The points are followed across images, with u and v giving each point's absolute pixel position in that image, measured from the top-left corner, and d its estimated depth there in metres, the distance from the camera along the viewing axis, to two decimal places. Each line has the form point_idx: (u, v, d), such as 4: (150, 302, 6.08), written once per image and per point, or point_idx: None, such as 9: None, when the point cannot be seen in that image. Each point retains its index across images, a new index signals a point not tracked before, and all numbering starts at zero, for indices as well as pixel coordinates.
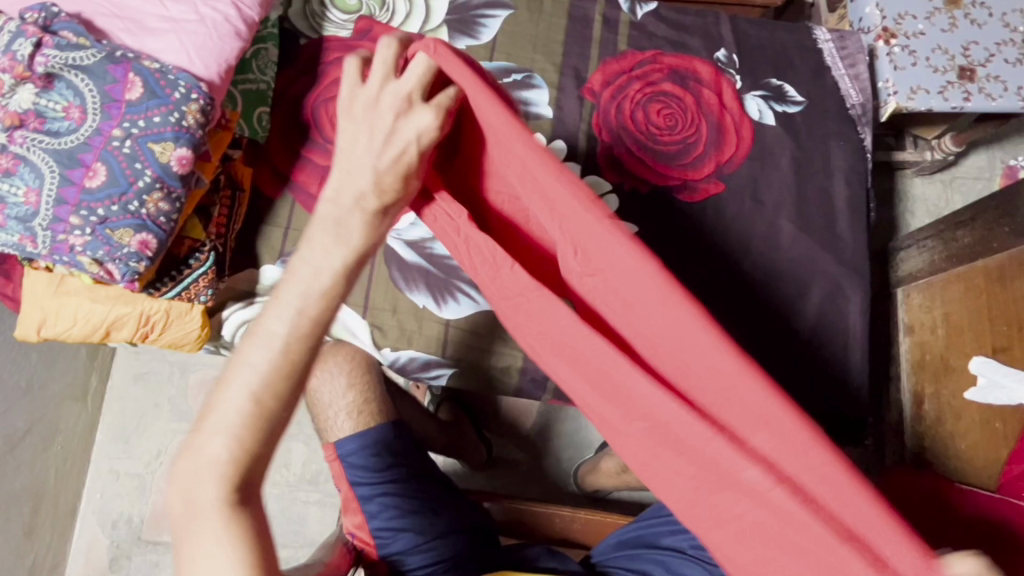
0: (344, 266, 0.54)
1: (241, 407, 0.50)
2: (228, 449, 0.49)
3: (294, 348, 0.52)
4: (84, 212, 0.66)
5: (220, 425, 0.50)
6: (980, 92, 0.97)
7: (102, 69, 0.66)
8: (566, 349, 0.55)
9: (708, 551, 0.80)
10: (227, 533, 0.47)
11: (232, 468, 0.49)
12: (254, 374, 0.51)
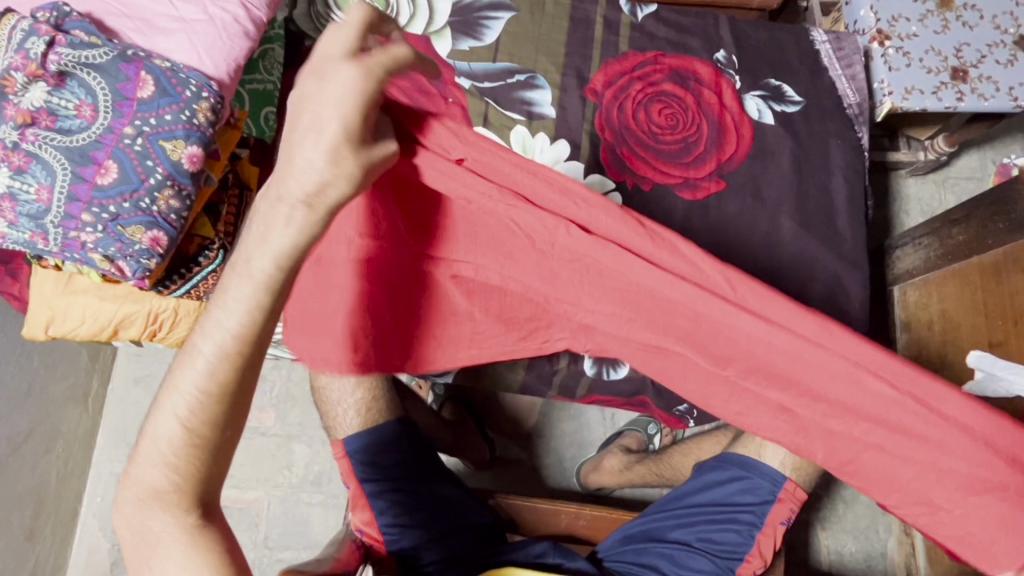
0: (272, 272, 0.47)
1: (175, 435, 0.48)
2: (167, 478, 0.48)
3: (221, 370, 0.48)
4: (96, 210, 0.66)
5: (154, 455, 0.49)
6: (973, 92, 0.98)
7: (114, 67, 0.67)
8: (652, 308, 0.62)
9: (714, 543, 0.82)
10: (187, 557, 0.48)
11: (176, 493, 0.49)
12: (182, 401, 0.48)
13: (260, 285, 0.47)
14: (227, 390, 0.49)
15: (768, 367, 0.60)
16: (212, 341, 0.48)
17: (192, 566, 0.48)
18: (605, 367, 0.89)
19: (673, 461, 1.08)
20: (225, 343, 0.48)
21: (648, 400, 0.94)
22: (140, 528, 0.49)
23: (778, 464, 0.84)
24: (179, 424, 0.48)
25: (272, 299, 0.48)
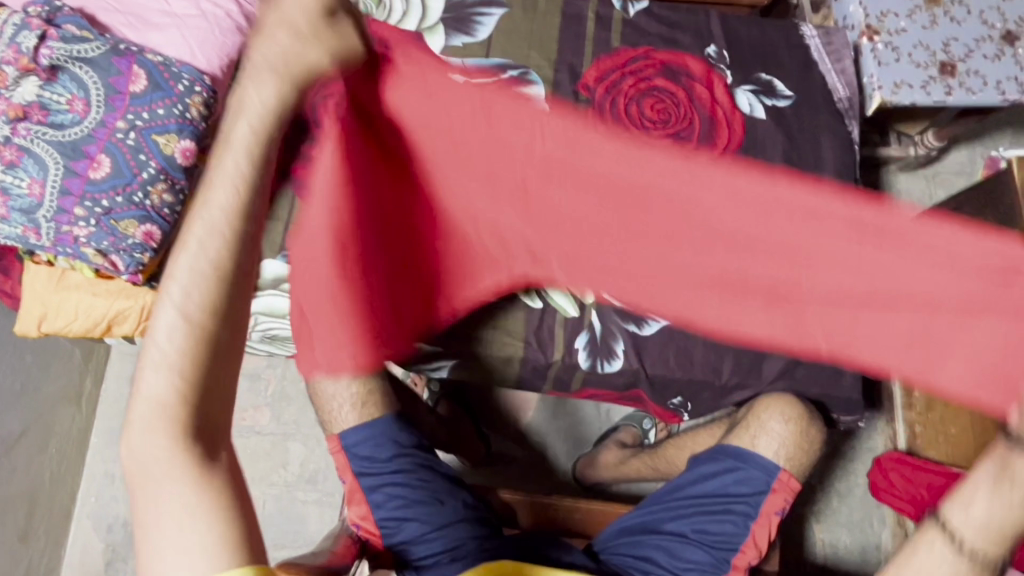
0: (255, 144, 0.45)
1: (177, 332, 0.41)
2: (173, 388, 0.41)
3: (220, 252, 0.43)
4: (89, 204, 0.66)
5: (156, 362, 0.41)
6: (961, 87, 0.99)
7: (107, 61, 0.67)
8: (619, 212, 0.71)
9: (710, 534, 0.82)
10: (202, 484, 0.41)
11: (183, 407, 0.42)
12: (181, 291, 0.42)
13: (252, 157, 0.44)
14: (228, 276, 0.43)
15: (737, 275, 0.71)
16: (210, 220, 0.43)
17: (208, 494, 0.41)
18: (600, 359, 0.88)
19: (668, 455, 1.07)
20: (225, 223, 0.43)
21: (642, 393, 0.93)
22: (140, 456, 0.41)
23: (772, 455, 0.85)
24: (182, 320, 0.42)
25: (261, 173, 0.45)
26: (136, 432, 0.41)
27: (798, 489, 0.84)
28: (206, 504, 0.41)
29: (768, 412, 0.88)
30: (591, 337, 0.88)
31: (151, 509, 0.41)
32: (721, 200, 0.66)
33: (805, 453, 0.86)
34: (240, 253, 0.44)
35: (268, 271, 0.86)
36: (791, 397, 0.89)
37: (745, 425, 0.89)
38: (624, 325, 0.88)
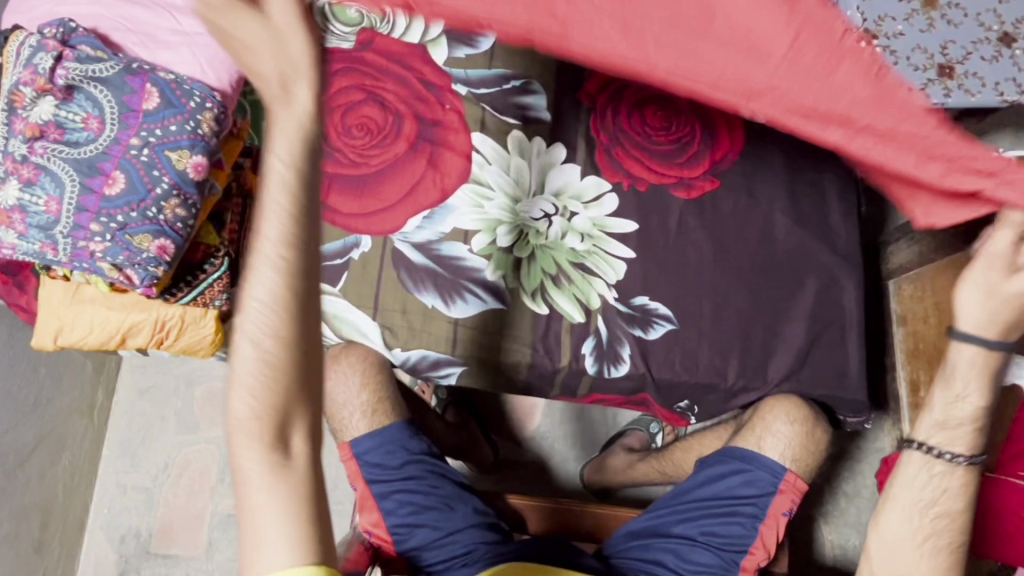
0: (292, 167, 0.49)
1: (252, 356, 0.49)
2: (250, 403, 0.50)
3: (283, 281, 0.49)
4: (105, 219, 0.68)
5: (239, 382, 0.50)
6: (960, 88, 0.96)
7: (121, 80, 0.69)
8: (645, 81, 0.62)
9: (718, 537, 0.83)
10: (275, 484, 0.51)
11: (258, 419, 0.50)
12: (252, 319, 0.49)
13: (290, 183, 0.49)
14: (296, 299, 0.49)
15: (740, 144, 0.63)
16: (269, 267, 0.48)
17: (279, 490, 0.51)
18: (606, 363, 0.89)
19: (674, 458, 1.07)
20: (283, 271, 0.48)
21: (649, 398, 0.93)
22: (240, 455, 0.51)
23: (778, 456, 0.86)
24: (265, 348, 0.49)
25: (302, 193, 0.49)
26: (236, 434, 0.51)
27: (805, 489, 0.85)
28: (281, 497, 0.51)
29: (773, 413, 0.88)
30: (597, 342, 0.89)
31: (247, 500, 0.51)
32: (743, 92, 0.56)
33: (811, 455, 0.87)
34: (298, 291, 0.50)
35: None
36: (795, 399, 0.89)
37: (750, 426, 0.89)
38: (629, 330, 0.89)
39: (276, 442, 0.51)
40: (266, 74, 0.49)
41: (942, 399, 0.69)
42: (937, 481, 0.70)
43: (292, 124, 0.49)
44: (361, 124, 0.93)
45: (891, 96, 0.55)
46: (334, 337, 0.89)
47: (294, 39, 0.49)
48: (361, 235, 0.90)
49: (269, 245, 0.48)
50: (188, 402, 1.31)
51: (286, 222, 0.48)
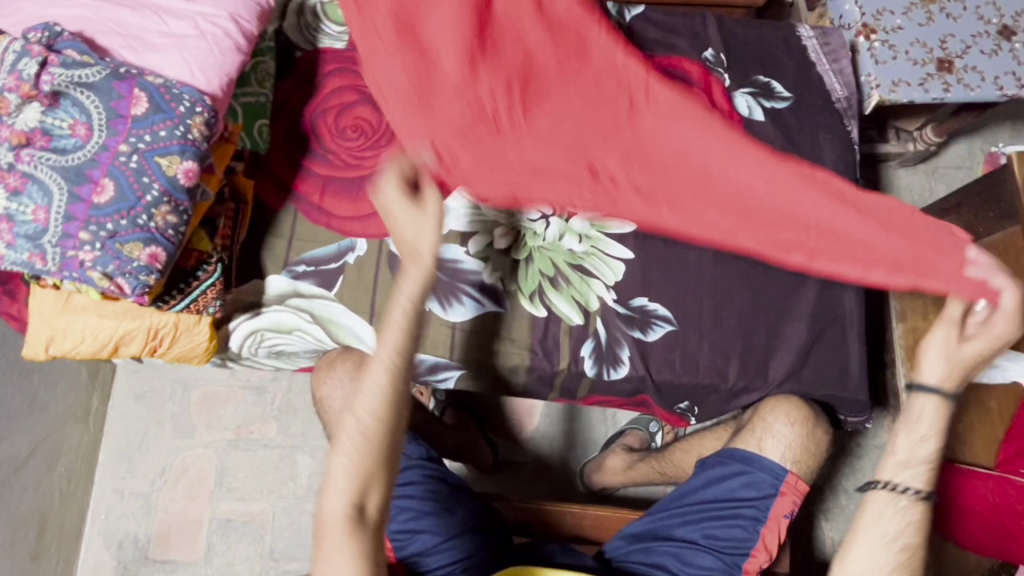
0: (411, 305, 0.71)
1: (357, 432, 0.69)
2: (347, 467, 0.68)
3: (389, 385, 0.70)
4: (94, 227, 0.66)
5: (343, 450, 0.69)
6: (959, 83, 0.99)
7: (108, 85, 0.67)
8: (678, 206, 0.86)
9: (720, 540, 0.83)
10: (349, 533, 0.66)
11: (350, 480, 0.68)
12: (366, 405, 0.69)
13: (407, 316, 0.71)
14: (394, 401, 0.70)
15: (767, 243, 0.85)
16: (385, 369, 0.70)
17: (352, 539, 0.66)
18: (605, 366, 0.88)
19: (674, 458, 1.07)
20: (393, 372, 0.70)
21: (649, 398, 0.93)
22: (325, 506, 0.68)
23: (779, 458, 0.85)
24: (367, 426, 0.69)
25: (414, 325, 0.72)
26: (327, 490, 0.68)
27: (807, 491, 0.84)
28: (352, 545, 0.66)
29: (773, 413, 0.87)
30: (597, 344, 0.88)
31: (325, 543, 0.66)
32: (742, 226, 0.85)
33: (813, 456, 0.86)
34: (399, 387, 0.71)
35: (272, 287, 0.87)
36: (796, 399, 0.89)
37: (750, 426, 0.89)
38: (629, 331, 0.88)
39: (358, 500, 0.68)
40: (410, 244, 0.72)
41: (904, 444, 0.72)
42: (901, 517, 0.70)
43: (416, 280, 0.71)
44: (356, 126, 0.92)
45: (840, 226, 0.83)
46: (331, 342, 0.88)
47: (430, 231, 0.71)
48: (356, 238, 0.89)
49: (386, 353, 0.70)
50: (184, 405, 1.30)
51: (402, 339, 0.71)
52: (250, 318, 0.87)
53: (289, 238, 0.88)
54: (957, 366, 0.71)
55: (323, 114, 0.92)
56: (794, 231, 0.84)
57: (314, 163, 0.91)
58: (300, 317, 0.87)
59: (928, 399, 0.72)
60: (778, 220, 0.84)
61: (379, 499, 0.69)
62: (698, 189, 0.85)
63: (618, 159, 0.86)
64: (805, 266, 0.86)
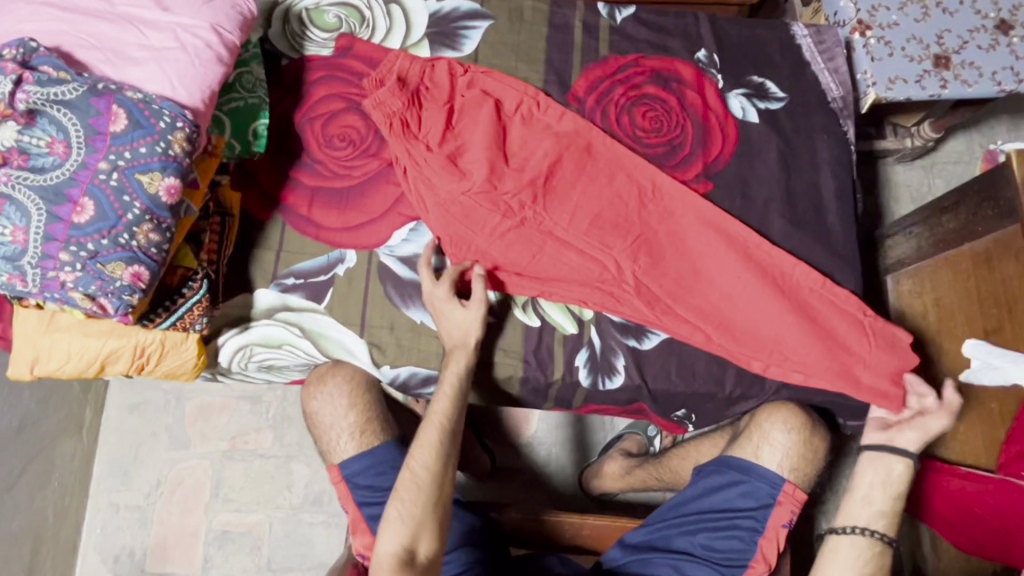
0: (463, 368, 0.80)
1: (414, 478, 0.74)
2: (403, 510, 0.73)
3: (444, 439, 0.76)
4: (74, 248, 0.65)
5: (401, 495, 0.74)
6: (956, 79, 0.98)
7: (85, 102, 0.66)
8: (675, 284, 0.86)
9: (717, 552, 0.82)
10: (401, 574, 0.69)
11: (405, 524, 0.72)
12: (423, 455, 0.75)
13: (458, 375, 0.79)
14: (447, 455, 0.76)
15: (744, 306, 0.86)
16: (436, 427, 0.77)
17: None
18: (601, 375, 0.87)
19: (672, 465, 1.05)
20: (445, 431, 0.77)
21: (645, 406, 0.92)
22: (380, 550, 0.71)
23: (775, 467, 0.85)
24: (422, 478, 0.74)
25: (464, 384, 0.79)
26: (382, 534, 0.72)
27: (804, 500, 0.84)
28: None
29: (770, 421, 0.86)
30: (591, 353, 0.87)
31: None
32: (735, 299, 0.86)
33: (809, 463, 0.85)
34: (450, 446, 0.77)
35: (260, 301, 0.85)
36: (794, 405, 0.87)
37: (747, 434, 0.88)
38: (623, 339, 0.87)
39: (411, 544, 0.71)
40: (454, 336, 0.81)
41: (880, 494, 0.81)
42: (869, 558, 0.79)
43: (462, 360, 0.79)
44: (343, 135, 0.90)
45: (824, 311, 0.86)
46: (321, 356, 0.87)
47: (473, 324, 0.80)
48: (345, 250, 0.87)
49: (438, 413, 0.77)
50: (179, 417, 1.29)
51: (452, 401, 0.78)
52: (238, 333, 0.85)
53: (277, 250, 0.87)
54: (919, 434, 0.82)
55: (309, 123, 0.91)
56: (780, 308, 0.85)
57: (302, 174, 0.89)
58: (289, 331, 0.86)
59: (899, 462, 0.82)
60: (759, 295, 0.86)
61: (430, 546, 0.72)
62: (694, 273, 0.87)
63: (633, 237, 0.88)
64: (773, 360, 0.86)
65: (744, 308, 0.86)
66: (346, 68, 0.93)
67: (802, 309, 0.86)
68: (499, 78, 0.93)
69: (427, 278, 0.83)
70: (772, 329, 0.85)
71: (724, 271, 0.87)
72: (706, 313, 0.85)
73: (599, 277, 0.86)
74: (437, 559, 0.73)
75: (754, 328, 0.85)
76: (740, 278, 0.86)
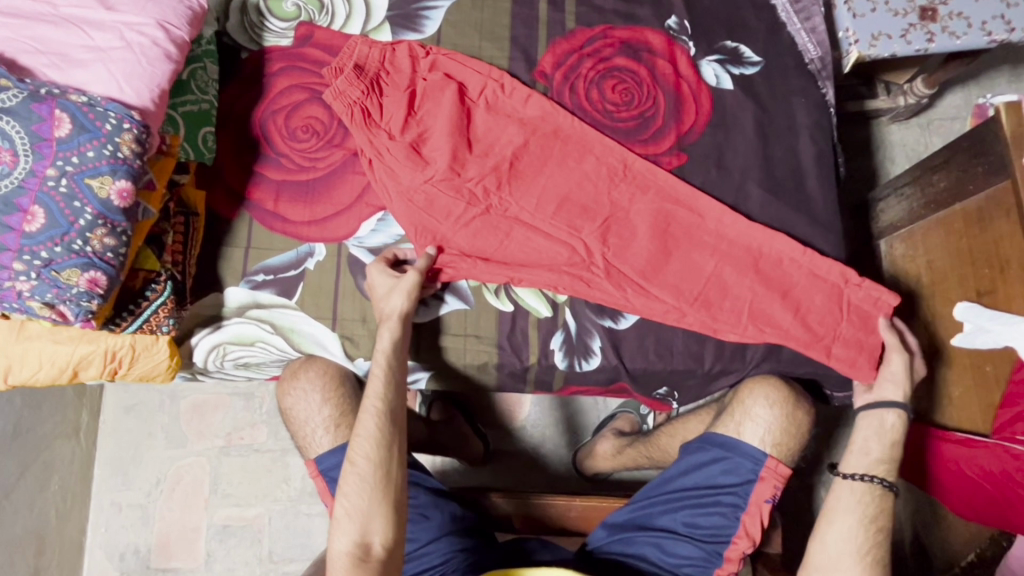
0: (391, 345, 0.79)
1: (361, 469, 0.75)
2: (352, 504, 0.74)
3: (383, 422, 0.77)
4: (28, 257, 0.65)
5: (348, 490, 0.74)
6: (944, 31, 0.93)
7: (27, 108, 0.65)
8: (647, 266, 0.84)
9: (699, 529, 0.82)
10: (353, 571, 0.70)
11: (356, 518, 0.73)
12: (367, 443, 0.76)
13: (387, 354, 0.78)
14: (388, 440, 0.76)
15: (720, 282, 0.84)
16: (373, 414, 0.77)
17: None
18: (577, 357, 0.86)
19: (661, 443, 1.04)
20: (382, 416, 0.77)
21: (626, 386, 0.90)
22: (333, 547, 0.72)
23: (758, 442, 0.83)
24: (364, 468, 0.75)
25: (395, 360, 0.79)
26: (335, 532, 0.73)
27: (788, 475, 0.82)
28: None
29: (752, 397, 0.85)
30: (567, 336, 0.86)
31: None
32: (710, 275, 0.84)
33: (792, 438, 0.84)
34: (390, 430, 0.77)
35: (231, 300, 0.85)
36: (776, 378, 0.85)
37: (729, 411, 0.87)
38: (599, 320, 0.86)
39: (362, 540, 0.72)
40: (384, 308, 0.80)
41: (877, 446, 0.79)
42: (873, 502, 0.77)
43: (388, 331, 0.79)
44: (306, 126, 0.89)
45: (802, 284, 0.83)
46: (295, 351, 0.87)
47: (399, 294, 0.79)
48: (314, 243, 0.87)
49: (373, 399, 0.77)
50: (174, 415, 1.30)
51: (386, 384, 0.77)
52: (211, 332, 0.85)
53: (245, 247, 0.86)
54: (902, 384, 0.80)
55: (272, 116, 0.89)
56: (755, 284, 0.83)
57: (267, 168, 0.88)
58: (261, 328, 0.85)
59: (891, 411, 0.80)
60: (735, 270, 0.84)
61: (385, 537, 0.73)
62: (667, 255, 0.85)
63: (597, 219, 0.86)
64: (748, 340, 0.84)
65: (720, 284, 0.84)
66: (306, 57, 0.92)
67: (778, 285, 0.84)
68: (462, 59, 0.90)
69: (373, 271, 0.82)
70: (750, 303, 0.83)
71: (699, 252, 0.85)
72: (680, 294, 0.84)
73: (569, 260, 0.84)
74: (395, 547, 0.74)
75: (730, 303, 0.83)
76: (713, 255, 0.85)
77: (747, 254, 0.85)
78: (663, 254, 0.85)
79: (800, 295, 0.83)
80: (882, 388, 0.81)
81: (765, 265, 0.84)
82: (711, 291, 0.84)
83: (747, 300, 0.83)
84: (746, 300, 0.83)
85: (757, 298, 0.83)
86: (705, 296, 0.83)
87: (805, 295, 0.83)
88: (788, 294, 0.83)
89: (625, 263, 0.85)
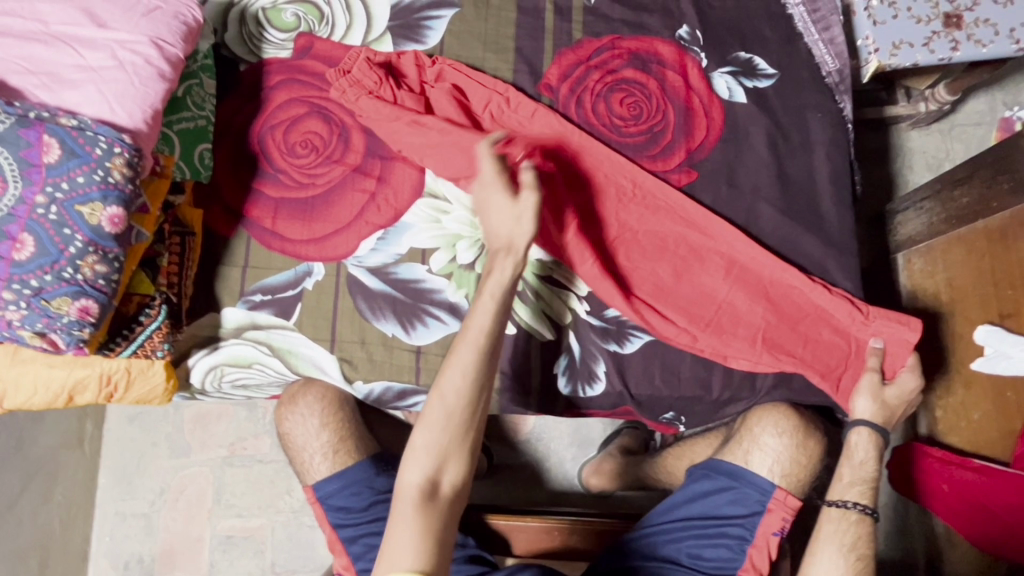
0: (511, 278, 0.71)
1: (445, 404, 0.66)
2: (431, 439, 0.65)
3: (482, 357, 0.68)
4: (17, 286, 0.63)
5: (426, 422, 0.66)
6: (969, 40, 0.89)
7: (14, 134, 0.64)
8: (674, 280, 0.82)
9: (705, 560, 0.79)
10: (415, 514, 0.62)
11: (430, 454, 0.65)
12: (460, 375, 0.67)
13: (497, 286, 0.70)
14: (482, 380, 0.67)
15: (728, 307, 0.82)
16: (474, 344, 0.68)
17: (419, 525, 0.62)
18: (581, 383, 0.84)
19: (668, 465, 1.02)
20: (483, 350, 0.68)
21: (632, 411, 0.87)
22: (403, 479, 0.65)
23: (767, 473, 0.82)
24: (450, 403, 0.66)
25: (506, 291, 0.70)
26: (405, 463, 0.65)
27: (798, 507, 0.80)
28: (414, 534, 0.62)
29: (761, 424, 0.84)
30: (570, 360, 0.84)
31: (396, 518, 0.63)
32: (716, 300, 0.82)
33: (803, 469, 0.82)
34: (487, 368, 0.68)
35: (228, 321, 0.83)
36: (786, 407, 0.84)
37: (738, 438, 0.85)
38: (604, 345, 0.83)
39: (433, 480, 0.64)
40: (506, 238, 0.72)
41: (847, 470, 0.79)
42: (852, 530, 0.75)
43: (509, 261, 0.71)
44: (305, 141, 0.86)
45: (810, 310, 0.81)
46: (293, 374, 0.86)
47: (527, 219, 0.72)
48: (313, 263, 0.85)
49: (476, 328, 0.68)
50: (177, 425, 1.29)
51: (494, 317, 0.69)
52: (208, 354, 0.84)
53: (243, 266, 0.85)
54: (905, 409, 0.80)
55: (270, 131, 0.87)
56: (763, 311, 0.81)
57: (265, 185, 0.86)
58: (259, 350, 0.84)
59: (862, 431, 0.78)
60: (741, 294, 0.82)
61: (456, 479, 0.66)
62: (678, 280, 0.83)
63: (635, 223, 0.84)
64: (754, 371, 0.82)
65: (732, 307, 0.81)
66: (306, 70, 0.89)
67: (787, 311, 0.81)
68: (468, 71, 0.88)
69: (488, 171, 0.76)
70: (759, 328, 0.81)
71: (708, 279, 0.82)
72: (690, 317, 0.81)
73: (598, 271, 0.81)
74: (462, 492, 0.66)
75: (739, 326, 0.81)
76: (725, 278, 0.82)
77: (757, 277, 0.82)
78: (670, 279, 0.82)
79: (808, 321, 0.81)
80: (886, 406, 0.79)
81: (775, 291, 0.82)
82: (721, 313, 0.81)
83: (757, 325, 0.81)
84: (753, 326, 0.81)
85: (765, 322, 0.81)
86: (714, 318, 0.81)
87: (814, 321, 0.81)
88: (798, 321, 0.81)
89: (656, 274, 0.83)
